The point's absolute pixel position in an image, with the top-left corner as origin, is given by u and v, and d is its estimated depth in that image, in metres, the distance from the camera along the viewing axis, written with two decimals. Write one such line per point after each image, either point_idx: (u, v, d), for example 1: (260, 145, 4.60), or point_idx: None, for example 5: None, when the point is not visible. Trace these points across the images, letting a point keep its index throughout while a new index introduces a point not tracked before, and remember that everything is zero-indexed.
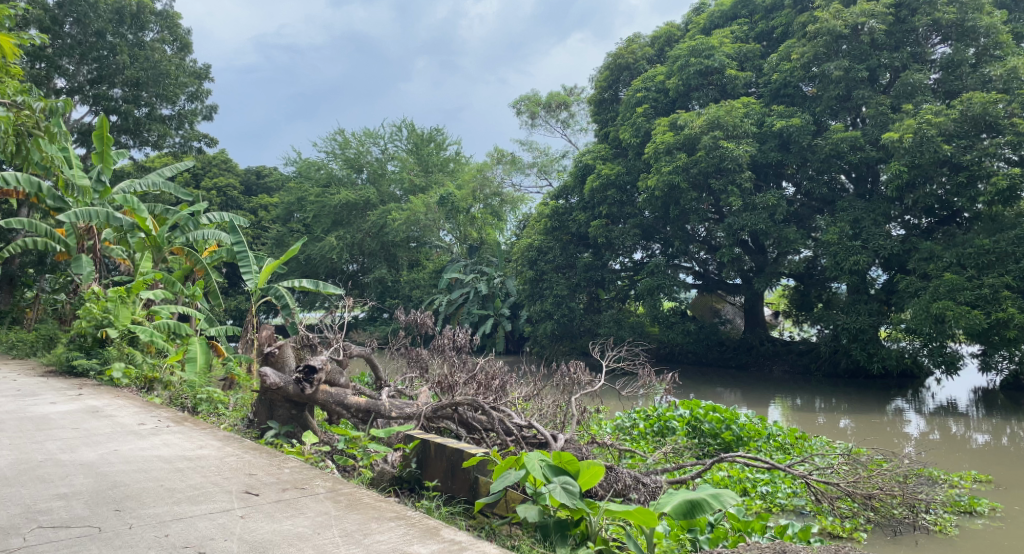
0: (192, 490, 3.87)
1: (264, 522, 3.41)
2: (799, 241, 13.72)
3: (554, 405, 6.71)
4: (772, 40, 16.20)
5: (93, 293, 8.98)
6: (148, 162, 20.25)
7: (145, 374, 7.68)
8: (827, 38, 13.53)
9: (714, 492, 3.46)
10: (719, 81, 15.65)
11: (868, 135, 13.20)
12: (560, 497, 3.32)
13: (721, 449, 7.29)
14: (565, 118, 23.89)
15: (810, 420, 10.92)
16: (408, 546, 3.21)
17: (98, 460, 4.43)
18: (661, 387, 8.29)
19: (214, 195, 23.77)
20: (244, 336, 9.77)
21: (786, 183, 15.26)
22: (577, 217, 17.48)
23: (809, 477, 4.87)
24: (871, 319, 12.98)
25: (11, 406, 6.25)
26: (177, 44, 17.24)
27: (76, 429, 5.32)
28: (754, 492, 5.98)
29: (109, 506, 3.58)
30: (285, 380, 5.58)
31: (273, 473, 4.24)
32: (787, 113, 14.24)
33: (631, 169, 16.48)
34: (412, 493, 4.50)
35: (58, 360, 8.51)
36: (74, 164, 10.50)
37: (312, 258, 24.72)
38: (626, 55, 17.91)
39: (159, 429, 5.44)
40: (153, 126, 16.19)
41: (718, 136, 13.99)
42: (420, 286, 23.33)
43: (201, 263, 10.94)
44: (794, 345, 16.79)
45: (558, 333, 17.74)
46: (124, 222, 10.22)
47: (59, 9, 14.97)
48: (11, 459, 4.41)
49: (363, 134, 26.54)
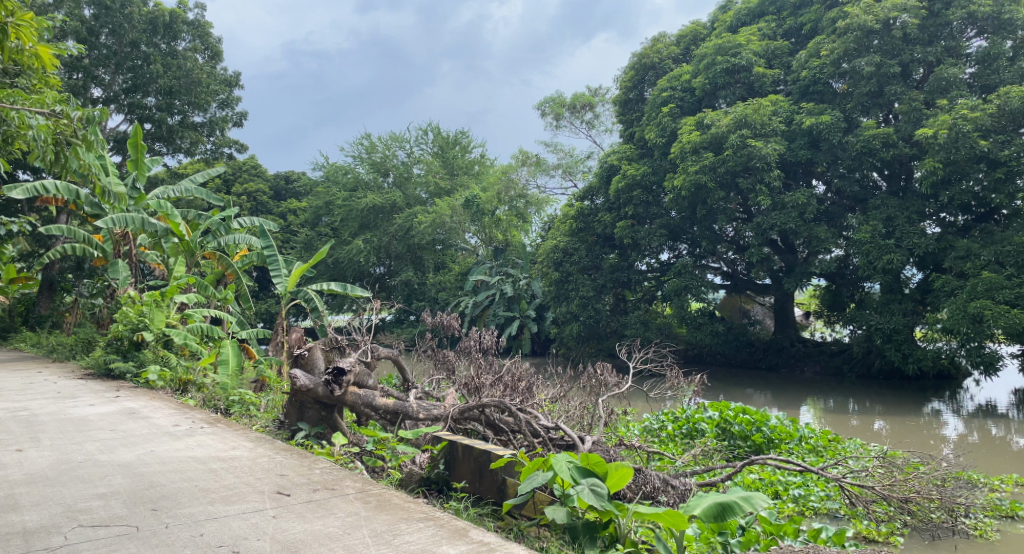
0: (226, 490, 3.95)
1: (296, 522, 3.47)
2: (830, 241, 13.51)
3: (582, 407, 6.67)
4: (801, 36, 16.00)
5: (129, 298, 9.20)
6: (181, 169, 20.83)
7: (179, 376, 7.88)
8: (858, 33, 13.34)
9: (745, 494, 3.41)
10: (746, 79, 15.52)
11: (901, 131, 12.99)
12: (588, 499, 3.31)
13: (751, 452, 7.20)
14: (590, 119, 23.81)
15: (842, 420, 10.89)
16: (437, 546, 3.24)
17: (136, 460, 4.55)
18: (690, 388, 8.21)
19: (244, 200, 24.25)
20: (275, 339, 9.93)
21: (816, 181, 15.06)
22: (603, 218, 17.41)
23: (843, 481, 4.74)
24: (905, 319, 12.76)
25: (51, 408, 6.46)
26: (209, 52, 17.58)
27: (115, 431, 5.47)
28: (786, 495, 5.89)
29: (147, 506, 3.68)
30: (314, 382, 5.67)
31: (304, 473, 4.32)
32: (816, 110, 13.98)
33: (657, 169, 16.38)
34: (440, 494, 4.55)
35: (96, 363, 8.75)
36: (110, 171, 10.71)
37: (340, 261, 25.01)
38: (652, 54, 17.82)
39: (194, 430, 5.57)
40: (185, 132, 16.53)
41: (746, 135, 13.85)
42: (446, 288, 23.44)
43: (232, 267, 11.14)
44: (826, 346, 16.53)
45: (584, 335, 17.70)
46: (159, 228, 10.39)
47: (95, 20, 15.42)
48: (52, 460, 4.56)
49: (389, 138, 26.82)
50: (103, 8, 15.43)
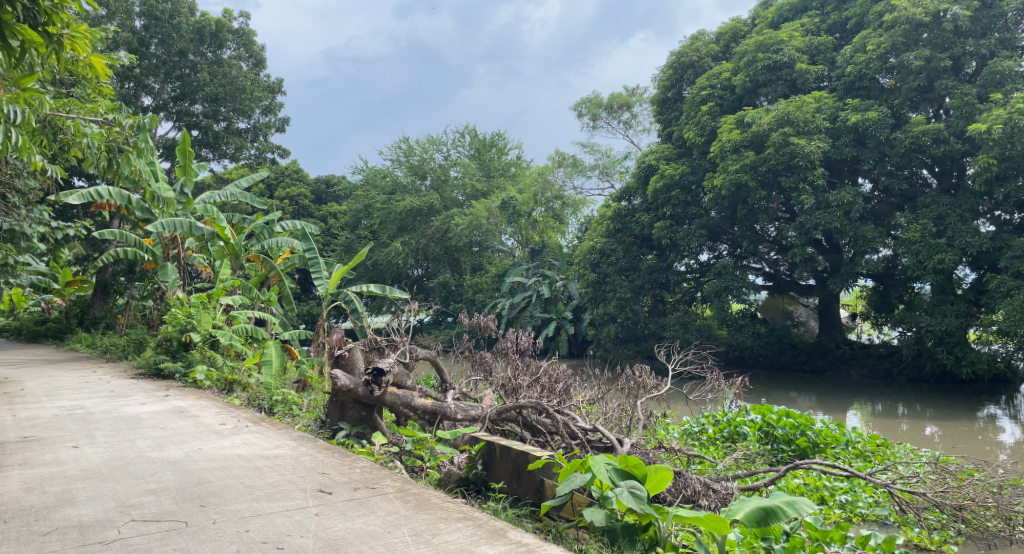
0: (270, 487, 4.04)
1: (338, 521, 3.53)
2: (877, 240, 13.11)
3: (620, 409, 6.58)
4: (845, 31, 15.62)
5: (178, 300, 9.52)
6: (227, 174, 21.42)
7: (225, 376, 8.05)
8: (906, 27, 12.99)
9: (789, 499, 3.34)
10: (789, 75, 15.19)
11: (952, 126, 12.62)
12: (627, 502, 3.28)
13: (796, 456, 7.02)
14: (627, 119, 23.65)
15: (891, 425, 10.57)
16: (476, 546, 3.26)
17: (185, 458, 4.68)
18: (731, 391, 8.07)
19: (286, 205, 24.88)
20: (317, 340, 10.11)
21: (862, 179, 14.69)
22: (641, 218, 17.25)
23: (893, 488, 4.58)
24: (958, 321, 12.34)
25: (106, 407, 6.69)
26: (252, 59, 18.06)
27: (164, 429, 5.63)
28: (833, 500, 5.74)
29: (195, 502, 3.78)
30: (355, 382, 5.76)
31: (345, 472, 4.38)
32: (862, 106, 13.56)
33: (696, 169, 16.17)
34: (479, 494, 4.58)
35: (147, 363, 9.02)
36: (160, 177, 11.03)
37: (379, 263, 25.32)
38: (690, 52, 17.64)
39: (239, 429, 5.69)
40: (231, 138, 16.95)
41: (789, 132, 13.58)
42: (482, 289, 23.50)
43: (276, 269, 11.40)
44: (873, 349, 16.09)
45: (622, 336, 17.58)
46: (206, 231, 10.67)
47: (145, 31, 15.91)
48: (106, 456, 4.73)
49: (427, 141, 27.05)
50: (153, 19, 15.96)
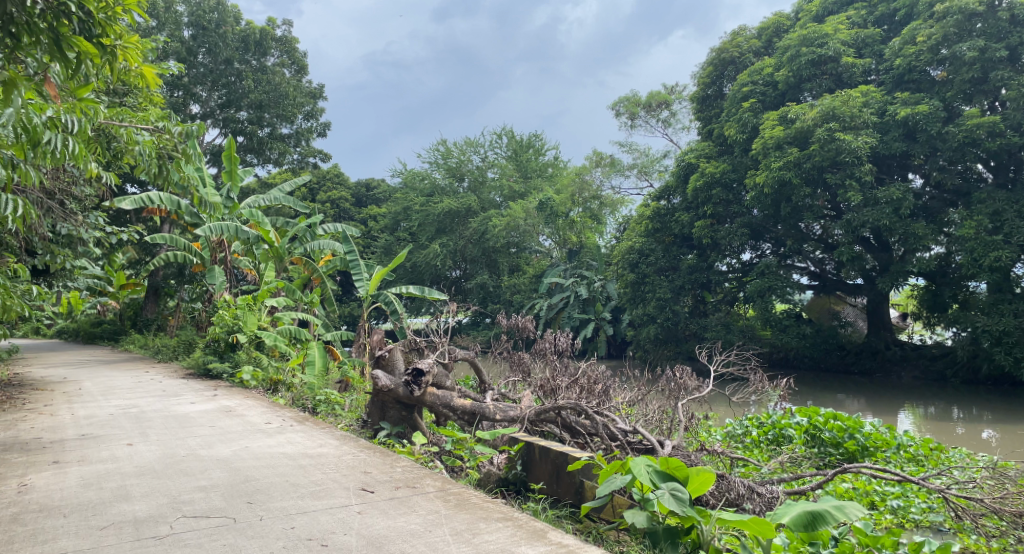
0: (315, 485, 4.11)
1: (380, 519, 3.57)
2: (929, 237, 12.69)
3: (660, 410, 6.49)
4: (893, 23, 15.19)
5: (225, 302, 9.79)
6: (271, 178, 21.93)
7: (270, 376, 8.23)
8: (959, 17, 12.59)
9: (838, 503, 3.25)
10: (834, 69, 14.82)
11: (1008, 119, 12.13)
12: (669, 504, 3.24)
13: (844, 460, 6.83)
14: (666, 117, 23.42)
15: (945, 429, 10.20)
16: (516, 547, 3.26)
17: (233, 456, 4.80)
18: (775, 393, 7.88)
19: (327, 208, 25.41)
20: (358, 341, 10.25)
21: (913, 175, 14.26)
22: (680, 218, 17.04)
23: (948, 493, 4.39)
24: (1017, 320, 11.84)
25: (158, 406, 6.90)
26: (295, 66, 18.38)
27: (213, 427, 5.79)
28: (883, 506, 5.55)
29: (244, 499, 3.88)
30: (396, 382, 5.83)
31: (386, 471, 4.43)
32: (912, 99, 13.18)
33: (738, 166, 15.88)
34: (518, 495, 4.59)
35: (196, 363, 9.28)
36: (207, 183, 11.35)
37: (418, 265, 25.52)
38: (731, 49, 17.39)
39: (283, 428, 5.81)
40: (274, 144, 17.32)
41: (834, 128, 13.23)
42: (520, 290, 23.52)
43: (318, 271, 11.61)
44: (925, 350, 15.59)
45: (662, 337, 17.38)
46: (251, 235, 10.93)
47: (193, 41, 16.44)
48: (158, 454, 4.88)
49: (464, 143, 27.20)
50: (200, 29, 16.54)
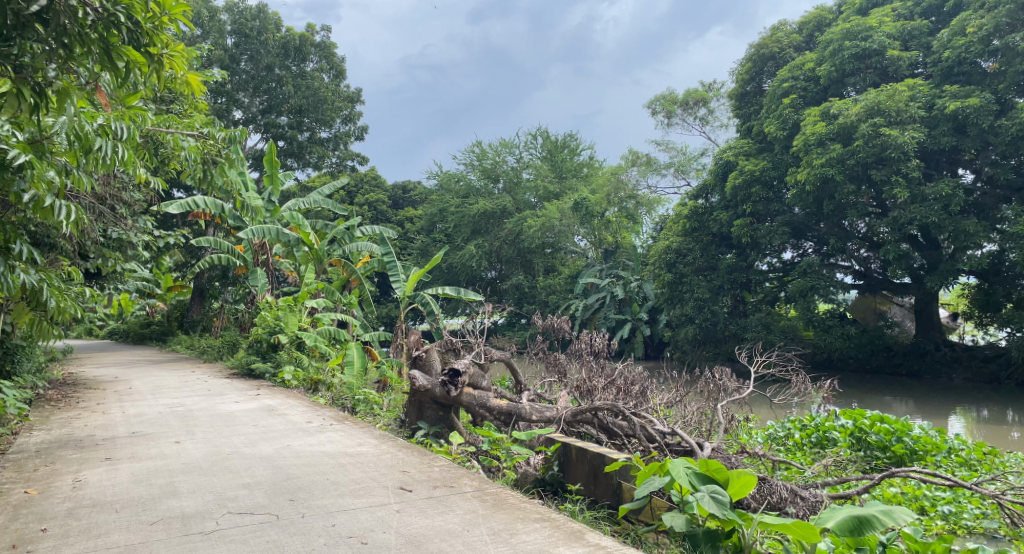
0: (354, 484, 4.17)
1: (418, 518, 3.60)
2: (981, 235, 12.25)
3: (699, 412, 6.38)
4: (942, 14, 14.68)
5: (267, 303, 10.00)
6: (310, 182, 22.31)
7: (310, 376, 8.37)
8: (1011, 6, 12.14)
9: (885, 508, 3.14)
10: (878, 63, 14.43)
11: None
12: (709, 506, 3.19)
13: (891, 464, 6.61)
14: (704, 115, 23.11)
15: (1001, 433, 9.82)
16: (553, 547, 3.25)
17: (275, 454, 4.90)
18: (818, 395, 7.71)
19: (365, 210, 25.78)
20: (396, 341, 10.36)
21: (963, 170, 13.83)
22: (718, 217, 16.81)
23: (1003, 499, 4.18)
24: None
25: (203, 405, 7.08)
26: (334, 71, 18.65)
27: (257, 426, 5.93)
28: (934, 511, 5.36)
29: (286, 496, 3.95)
30: (432, 383, 5.88)
31: (423, 471, 4.47)
32: (962, 92, 12.73)
33: (778, 164, 15.57)
34: (555, 496, 4.57)
35: (240, 363, 9.49)
36: (250, 187, 11.62)
37: (454, 266, 25.66)
38: (771, 44, 17.08)
39: (324, 428, 5.90)
40: (313, 148, 17.59)
41: (879, 123, 12.88)
42: (556, 291, 23.46)
43: (356, 273, 11.77)
44: (977, 351, 15.09)
45: (700, 338, 17.13)
46: (291, 237, 11.13)
47: (236, 48, 16.91)
48: (205, 451, 5.02)
49: (500, 145, 27.24)
50: (243, 36, 16.97)
